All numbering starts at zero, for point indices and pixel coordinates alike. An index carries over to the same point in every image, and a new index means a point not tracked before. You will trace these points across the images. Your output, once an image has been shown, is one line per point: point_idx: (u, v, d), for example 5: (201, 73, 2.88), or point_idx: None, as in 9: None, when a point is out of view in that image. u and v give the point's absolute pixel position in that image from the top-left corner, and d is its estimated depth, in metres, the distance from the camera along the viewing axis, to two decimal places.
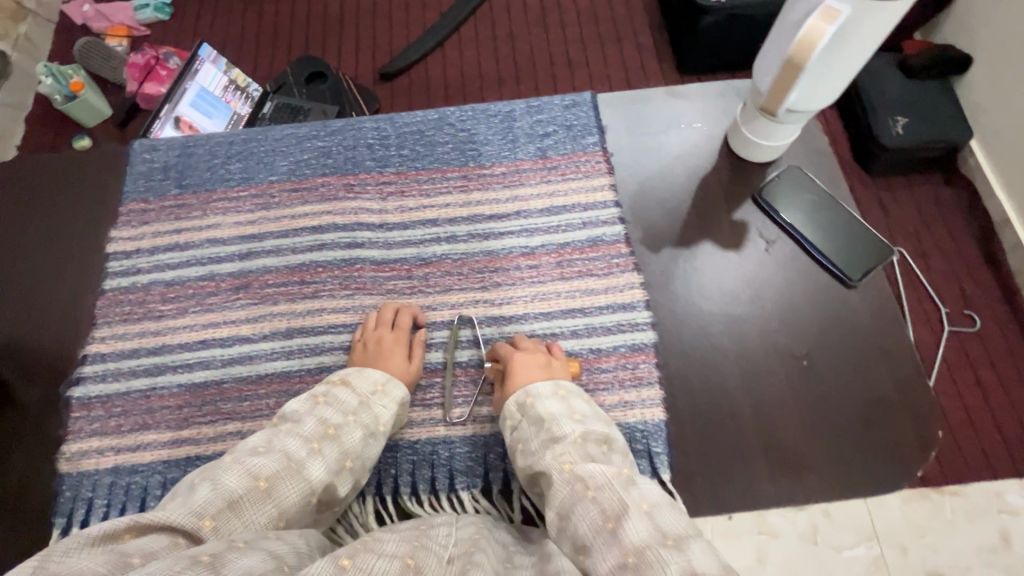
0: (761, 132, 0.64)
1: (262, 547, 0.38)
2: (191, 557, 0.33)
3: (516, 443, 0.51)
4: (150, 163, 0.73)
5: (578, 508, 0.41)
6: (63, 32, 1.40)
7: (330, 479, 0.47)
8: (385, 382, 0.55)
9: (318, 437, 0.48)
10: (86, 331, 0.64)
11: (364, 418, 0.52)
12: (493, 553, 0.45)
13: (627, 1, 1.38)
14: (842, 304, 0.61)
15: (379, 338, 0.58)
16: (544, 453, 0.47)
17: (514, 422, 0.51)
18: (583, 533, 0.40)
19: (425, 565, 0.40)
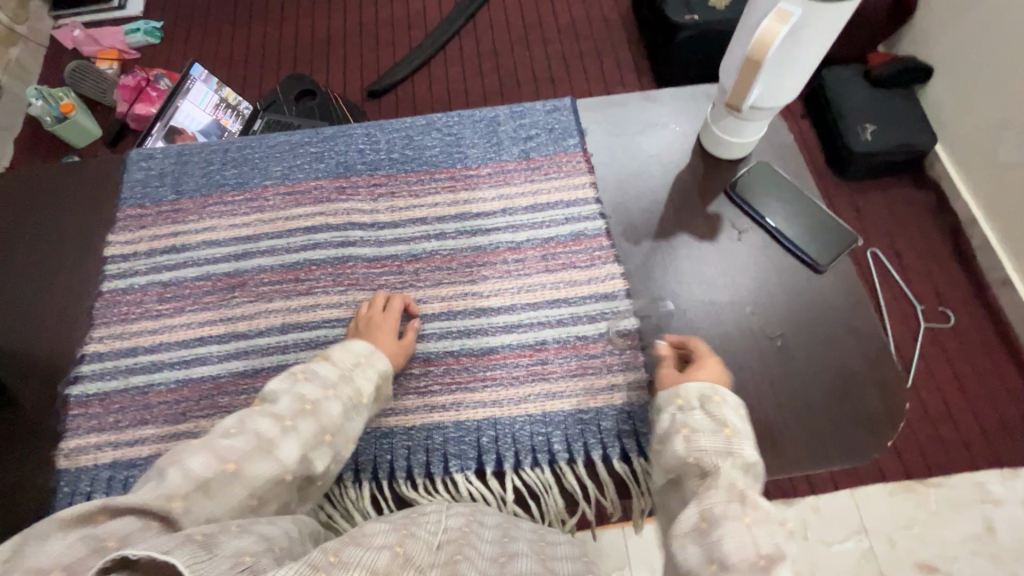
0: (730, 129, 0.68)
1: (256, 530, 0.40)
2: (185, 536, 0.36)
3: (679, 423, 0.50)
4: (147, 171, 0.75)
5: (730, 523, 0.42)
6: (54, 56, 1.42)
7: (305, 454, 0.47)
8: (371, 351, 0.56)
9: (293, 414, 0.48)
10: (83, 332, 0.65)
11: (346, 390, 0.52)
12: (486, 535, 0.48)
13: (603, 19, 1.44)
14: (812, 288, 0.65)
15: (372, 318, 0.61)
16: (716, 449, 0.47)
17: (688, 404, 0.51)
18: (727, 550, 0.41)
19: (413, 554, 0.41)
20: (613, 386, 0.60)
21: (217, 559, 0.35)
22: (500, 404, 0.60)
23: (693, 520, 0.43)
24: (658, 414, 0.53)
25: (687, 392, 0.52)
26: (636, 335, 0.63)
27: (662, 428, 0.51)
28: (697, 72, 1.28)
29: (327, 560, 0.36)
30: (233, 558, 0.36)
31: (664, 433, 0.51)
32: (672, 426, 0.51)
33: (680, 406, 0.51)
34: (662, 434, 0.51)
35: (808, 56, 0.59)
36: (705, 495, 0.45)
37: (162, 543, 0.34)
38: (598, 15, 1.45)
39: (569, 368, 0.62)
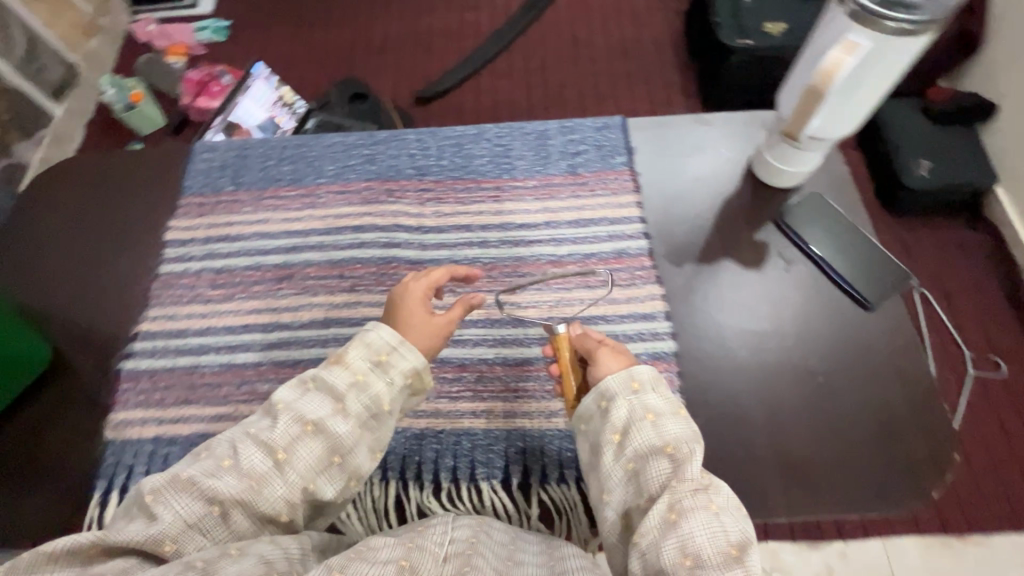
0: (786, 158, 0.67)
1: (255, 552, 0.44)
2: (187, 563, 0.40)
3: (641, 408, 0.51)
4: (208, 161, 0.78)
5: (700, 514, 0.45)
6: (129, 48, 1.51)
7: (309, 480, 0.47)
8: (397, 344, 0.52)
9: (293, 439, 0.47)
10: (138, 309, 0.68)
11: (363, 400, 0.49)
12: (493, 550, 0.49)
13: (655, 39, 1.44)
14: (860, 325, 0.63)
15: (402, 302, 0.56)
16: (682, 434, 0.50)
17: (644, 389, 0.52)
18: (700, 542, 0.44)
19: (420, 566, 0.45)
20: None
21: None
22: (530, 415, 0.60)
23: (661, 514, 0.46)
24: (610, 404, 0.52)
25: (639, 373, 0.53)
26: (675, 360, 0.62)
27: (620, 417, 0.51)
28: (748, 97, 1.26)
29: None
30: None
31: (625, 421, 0.51)
32: (634, 413, 0.51)
33: (635, 390, 0.52)
34: (622, 423, 0.51)
35: (874, 90, 0.58)
36: (678, 488, 0.47)
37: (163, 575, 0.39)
38: (650, 35, 1.45)
39: None
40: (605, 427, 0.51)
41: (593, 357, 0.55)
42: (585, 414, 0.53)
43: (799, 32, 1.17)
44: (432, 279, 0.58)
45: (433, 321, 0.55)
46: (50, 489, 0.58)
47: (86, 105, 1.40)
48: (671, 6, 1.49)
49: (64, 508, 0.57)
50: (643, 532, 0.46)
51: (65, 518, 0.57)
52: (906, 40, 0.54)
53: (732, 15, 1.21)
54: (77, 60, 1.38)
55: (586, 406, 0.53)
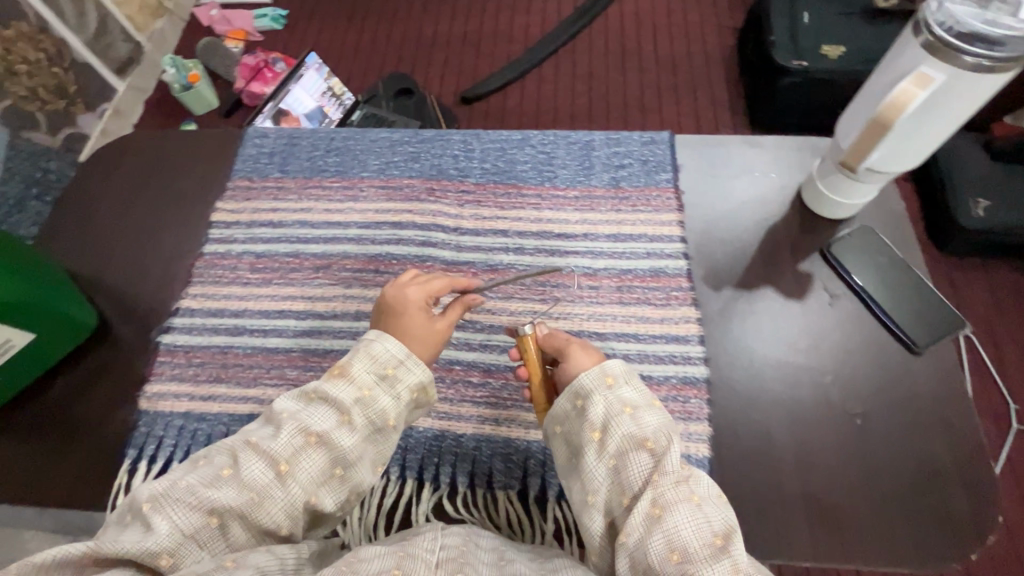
0: (836, 188, 0.65)
1: (252, 563, 0.43)
2: None
3: (616, 403, 0.51)
4: (259, 147, 0.80)
5: (683, 507, 0.45)
6: (192, 30, 1.57)
7: (311, 492, 0.47)
8: (403, 359, 0.52)
9: (296, 450, 0.47)
10: (180, 286, 0.70)
11: (368, 415, 0.50)
12: (484, 557, 0.48)
13: (708, 55, 1.42)
14: (904, 369, 0.60)
15: (403, 307, 0.55)
16: (660, 426, 0.50)
17: (618, 383, 0.52)
18: (686, 536, 0.44)
19: (411, 573, 0.44)
20: None
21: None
22: None
23: (646, 510, 0.45)
24: (586, 403, 0.51)
25: (612, 367, 0.52)
26: (705, 387, 0.60)
27: (598, 415, 0.50)
28: (797, 120, 1.23)
29: None
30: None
31: (604, 419, 0.50)
32: (611, 409, 0.50)
33: (609, 385, 0.51)
34: (600, 420, 0.50)
35: (940, 127, 0.55)
36: (661, 481, 0.46)
37: None
38: (700, 50, 1.42)
39: None
40: (584, 426, 0.50)
41: (563, 354, 0.55)
42: (560, 415, 0.52)
43: (857, 56, 1.13)
44: (432, 287, 0.56)
45: (433, 329, 0.54)
46: (83, 453, 0.60)
47: (147, 82, 1.45)
48: (725, 21, 1.46)
49: (95, 473, 0.59)
50: (628, 531, 0.45)
51: (94, 483, 0.59)
52: (986, 79, 0.51)
53: (788, 34, 1.18)
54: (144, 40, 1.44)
55: (562, 405, 0.52)
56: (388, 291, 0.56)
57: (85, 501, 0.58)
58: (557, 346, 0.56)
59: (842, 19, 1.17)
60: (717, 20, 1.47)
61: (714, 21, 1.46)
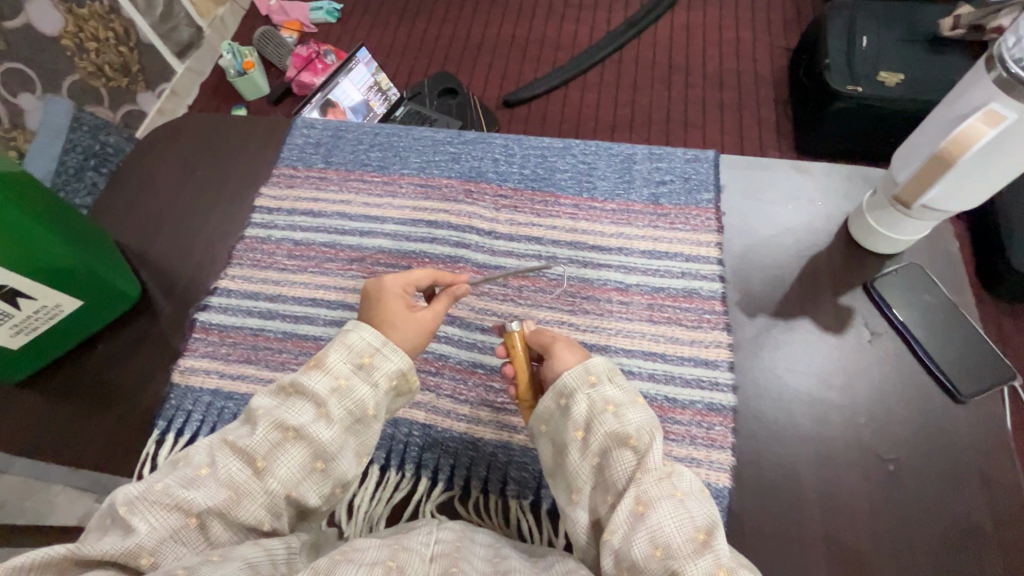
0: (887, 223, 0.62)
1: (235, 556, 0.43)
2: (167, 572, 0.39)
3: (600, 401, 0.50)
4: (306, 137, 0.82)
5: (665, 503, 0.44)
6: (250, 19, 1.62)
7: (292, 487, 0.46)
8: (380, 347, 0.51)
9: (275, 445, 0.46)
10: (220, 267, 0.73)
11: (346, 405, 0.48)
12: (478, 552, 0.48)
13: (758, 73, 1.39)
14: (944, 418, 0.57)
15: (381, 299, 0.54)
16: (643, 422, 0.49)
17: (600, 381, 0.51)
18: (669, 531, 0.43)
19: (407, 567, 0.44)
20: (694, 459, 0.57)
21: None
22: None
23: (629, 507, 0.45)
24: (570, 402, 0.51)
25: (595, 366, 0.52)
26: (731, 416, 0.59)
27: (581, 414, 0.50)
28: (846, 147, 1.19)
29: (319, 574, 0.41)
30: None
31: (587, 417, 0.50)
32: (594, 407, 0.50)
33: (593, 384, 0.51)
34: (583, 419, 0.50)
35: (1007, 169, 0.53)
36: (643, 479, 0.46)
37: None
38: (751, 68, 1.39)
39: None
40: (568, 425, 0.50)
41: (547, 351, 0.54)
42: (545, 414, 0.52)
43: (915, 84, 1.08)
44: (411, 276, 0.57)
45: (416, 319, 0.54)
46: (116, 420, 0.63)
47: (204, 66, 1.51)
48: (778, 41, 1.43)
49: (125, 440, 0.62)
50: (612, 529, 0.44)
51: (122, 450, 0.61)
52: None
53: (843, 57, 1.14)
54: (205, 25, 1.49)
55: (546, 404, 0.52)
56: (368, 284, 0.56)
57: (113, 468, 0.60)
58: (543, 344, 0.55)
59: (900, 46, 1.13)
60: (770, 39, 1.44)
61: (767, 40, 1.43)
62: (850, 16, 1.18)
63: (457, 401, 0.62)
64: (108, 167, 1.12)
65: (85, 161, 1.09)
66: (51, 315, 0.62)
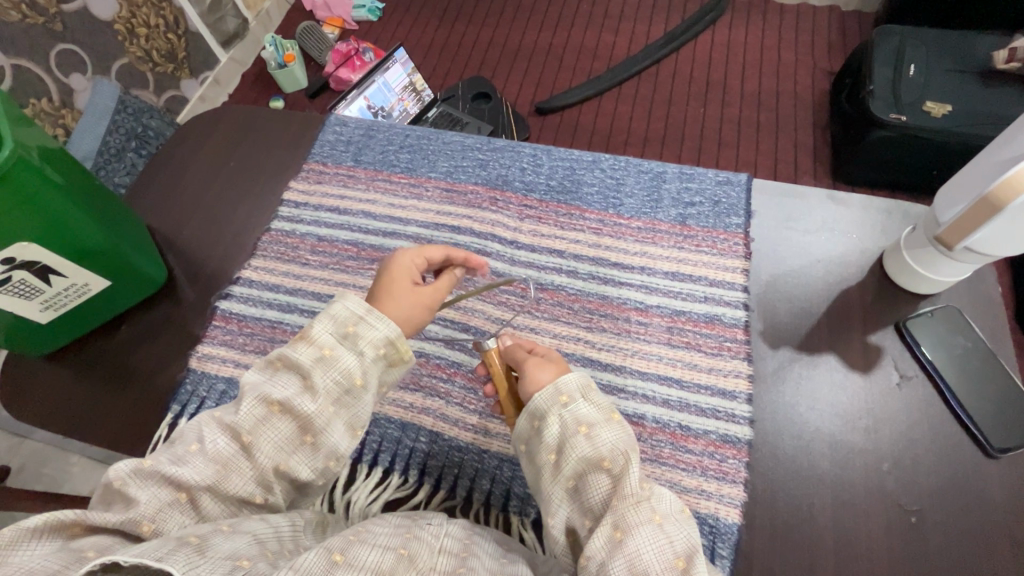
0: (927, 262, 0.60)
1: (246, 530, 0.43)
2: (179, 539, 0.39)
3: (572, 422, 0.48)
4: (337, 135, 0.83)
5: (644, 529, 0.43)
6: (294, 15, 1.66)
7: (282, 460, 0.46)
8: (364, 315, 0.49)
9: (261, 421, 0.46)
10: (244, 257, 0.74)
11: (331, 376, 0.47)
12: (488, 549, 0.47)
13: (798, 95, 1.35)
14: (973, 470, 0.54)
15: (387, 272, 0.54)
16: (618, 442, 0.47)
17: (573, 401, 0.49)
18: (648, 559, 0.42)
19: (418, 554, 0.44)
20: (704, 491, 0.55)
21: (212, 562, 0.38)
22: None
23: (608, 533, 0.44)
24: (542, 424, 0.49)
25: (567, 385, 0.49)
26: (746, 449, 0.57)
27: (553, 436, 0.48)
28: (885, 176, 1.15)
29: (332, 558, 0.40)
30: (229, 561, 0.39)
31: (558, 441, 0.48)
32: (566, 429, 0.48)
33: (564, 404, 0.49)
34: (556, 441, 0.48)
35: None
36: (620, 505, 0.45)
37: (155, 550, 0.36)
38: (791, 90, 1.36)
39: (659, 454, 0.57)
40: (541, 447, 0.49)
41: (521, 367, 0.53)
42: (523, 435, 0.50)
43: (963, 116, 1.04)
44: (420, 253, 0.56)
45: (417, 295, 0.53)
46: (132, 401, 0.64)
47: (247, 57, 1.54)
48: (821, 64, 1.40)
49: (140, 420, 0.63)
50: (591, 554, 0.43)
51: (136, 430, 0.62)
52: None
53: (888, 85, 1.11)
54: (251, 18, 1.53)
55: (521, 427, 0.50)
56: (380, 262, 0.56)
57: (126, 447, 0.61)
58: (517, 360, 0.53)
59: (949, 76, 1.09)
60: (813, 61, 1.40)
61: (809, 63, 1.40)
62: (898, 43, 1.14)
63: (466, 410, 0.61)
64: (147, 150, 1.18)
65: (127, 142, 1.15)
66: (79, 294, 0.63)
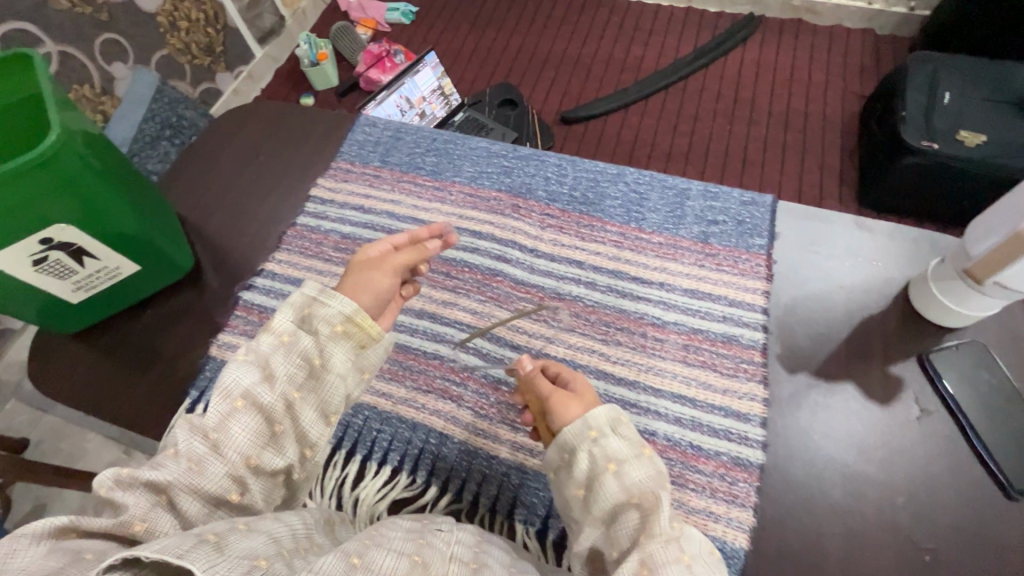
0: (952, 295, 0.58)
1: (262, 529, 0.43)
2: (198, 537, 0.39)
3: (601, 459, 0.48)
4: (366, 135, 0.85)
5: (674, 568, 0.43)
6: (329, 14, 1.69)
7: (253, 453, 0.47)
8: (316, 296, 0.51)
9: (226, 415, 0.46)
10: (268, 251, 0.75)
11: (291, 359, 0.49)
12: (498, 558, 0.47)
13: (827, 117, 1.34)
14: (997, 514, 0.53)
15: (349, 263, 0.57)
16: (646, 480, 0.47)
17: (603, 435, 0.49)
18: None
19: (431, 563, 0.44)
20: (712, 513, 0.54)
21: (231, 562, 0.38)
22: None
23: (633, 570, 0.43)
24: (572, 458, 0.49)
25: (595, 420, 0.50)
26: (757, 474, 0.56)
27: (582, 472, 0.48)
28: (916, 205, 1.13)
29: (350, 561, 0.40)
30: (248, 560, 0.39)
31: (588, 475, 0.48)
32: (595, 465, 0.48)
33: (594, 438, 0.49)
34: (585, 478, 0.48)
35: None
36: (647, 543, 0.44)
37: (177, 547, 0.37)
38: (820, 111, 1.35)
39: (669, 471, 0.57)
40: (568, 483, 0.49)
41: (547, 404, 0.52)
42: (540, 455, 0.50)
43: (999, 147, 1.02)
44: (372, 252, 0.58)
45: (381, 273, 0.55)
46: (152, 384, 0.66)
47: (281, 53, 1.57)
48: (853, 87, 1.38)
49: (158, 405, 0.64)
50: None
51: (155, 413, 0.64)
52: None
53: (921, 112, 1.09)
54: (287, 15, 1.56)
55: (550, 457, 0.51)
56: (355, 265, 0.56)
57: (144, 429, 0.63)
58: (540, 398, 0.53)
59: (986, 106, 1.08)
60: (844, 84, 1.39)
61: (841, 85, 1.39)
62: (934, 70, 1.12)
63: (477, 414, 0.62)
64: (180, 139, 1.19)
65: (161, 131, 1.16)
66: (111, 276, 0.65)
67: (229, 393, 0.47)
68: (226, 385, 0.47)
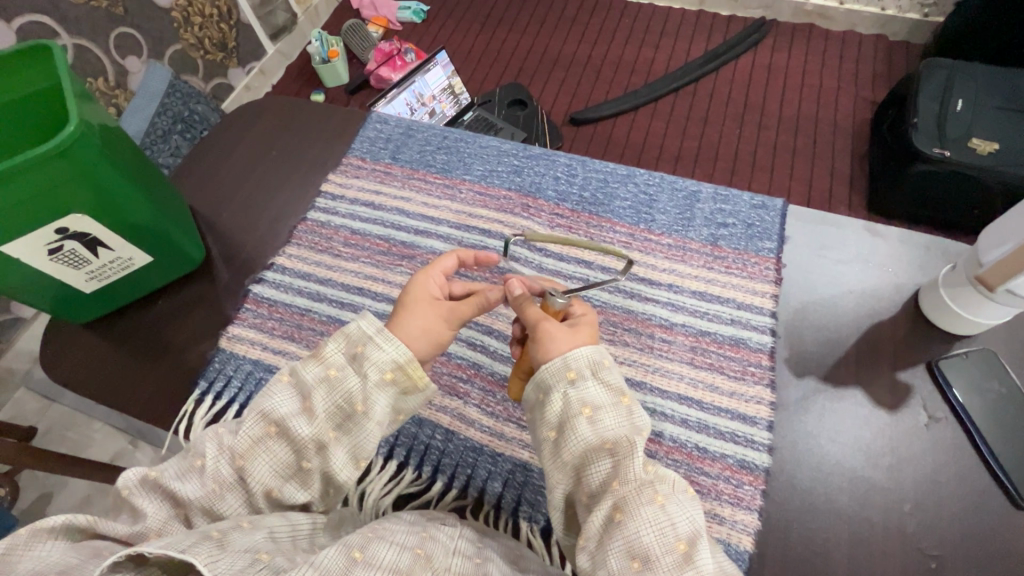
0: (964, 302, 0.58)
1: (265, 526, 0.44)
2: (203, 533, 0.40)
3: (576, 403, 0.48)
4: (377, 132, 0.85)
5: (645, 510, 0.44)
6: (341, 12, 1.70)
7: (275, 485, 0.47)
8: (373, 335, 0.49)
9: (257, 441, 0.47)
10: (279, 245, 0.76)
11: (334, 400, 0.47)
12: (501, 552, 0.48)
13: (837, 122, 1.34)
14: (1004, 525, 0.52)
15: (408, 297, 0.53)
16: (620, 428, 0.47)
17: (580, 379, 0.48)
18: (647, 542, 0.43)
19: (433, 555, 0.44)
20: (716, 515, 0.54)
21: (232, 556, 0.39)
22: None
23: (607, 512, 0.45)
24: (547, 398, 0.49)
25: (576, 361, 0.49)
26: (763, 477, 0.56)
27: (555, 412, 0.48)
28: (928, 212, 1.12)
29: (351, 554, 0.41)
30: (249, 554, 0.40)
31: (561, 418, 0.48)
32: (569, 408, 0.48)
33: (572, 381, 0.48)
34: (557, 419, 0.48)
35: None
36: (620, 488, 0.45)
37: (179, 543, 0.38)
38: (830, 116, 1.35)
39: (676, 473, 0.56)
40: (543, 423, 0.49)
41: (537, 329, 0.52)
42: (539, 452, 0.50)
43: (1011, 153, 1.01)
44: (429, 286, 0.54)
45: (439, 319, 0.52)
46: (162, 376, 0.66)
47: (293, 50, 1.58)
48: (865, 93, 1.37)
49: (167, 396, 0.65)
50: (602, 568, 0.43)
51: (163, 405, 0.64)
52: None
53: (932, 119, 1.08)
54: (300, 12, 1.57)
55: (529, 395, 0.51)
56: (415, 303, 0.53)
57: (152, 421, 0.64)
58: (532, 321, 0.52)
59: (999, 114, 1.07)
60: (856, 89, 1.38)
61: (852, 91, 1.38)
62: (947, 77, 1.12)
63: (484, 412, 0.62)
64: (192, 134, 1.20)
65: (173, 125, 1.16)
66: (124, 267, 0.66)
67: (266, 418, 0.47)
68: (264, 408, 0.47)
